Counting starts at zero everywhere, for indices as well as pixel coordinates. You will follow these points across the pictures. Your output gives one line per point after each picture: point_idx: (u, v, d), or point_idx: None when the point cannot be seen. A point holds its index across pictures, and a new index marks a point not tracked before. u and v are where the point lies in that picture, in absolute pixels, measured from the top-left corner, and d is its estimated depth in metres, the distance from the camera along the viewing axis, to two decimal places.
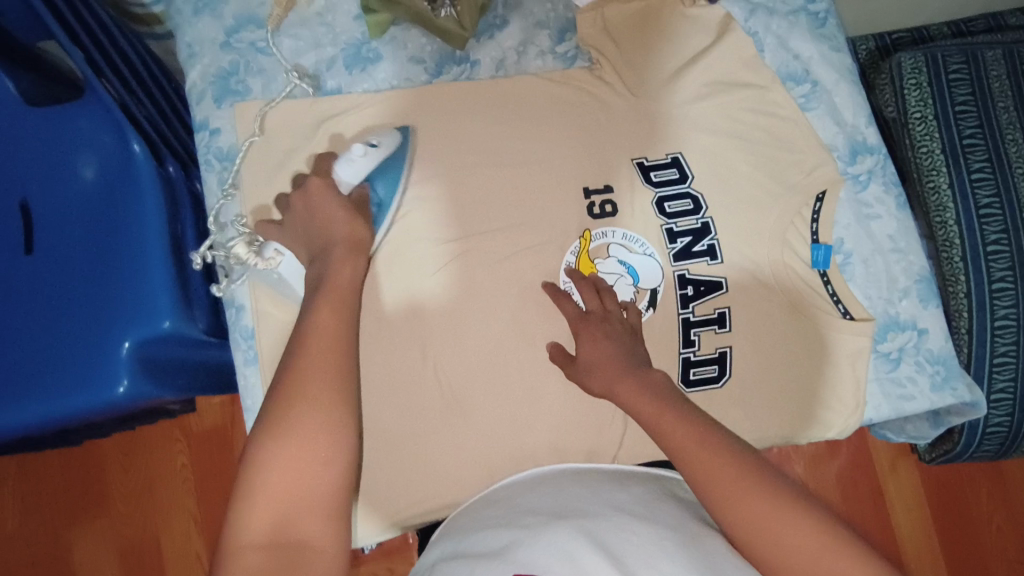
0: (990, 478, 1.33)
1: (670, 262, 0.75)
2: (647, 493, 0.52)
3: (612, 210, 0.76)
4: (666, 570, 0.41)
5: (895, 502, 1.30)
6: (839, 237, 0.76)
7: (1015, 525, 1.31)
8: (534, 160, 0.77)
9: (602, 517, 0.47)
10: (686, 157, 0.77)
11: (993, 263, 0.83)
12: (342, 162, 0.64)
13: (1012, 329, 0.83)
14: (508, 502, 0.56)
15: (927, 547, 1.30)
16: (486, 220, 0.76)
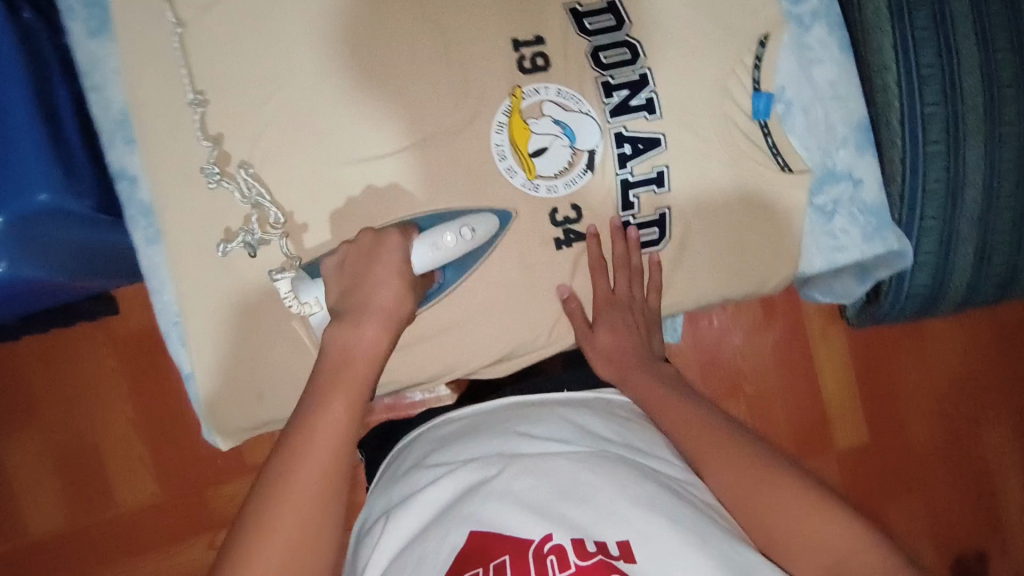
0: (910, 338, 1.43)
1: (606, 119, 0.70)
2: (594, 430, 0.57)
3: (544, 64, 0.69)
4: (625, 514, 0.46)
5: (825, 366, 1.39)
6: (781, 86, 0.72)
7: (929, 380, 1.44)
8: (459, 10, 0.68)
9: (558, 465, 0.51)
10: (622, 2, 0.70)
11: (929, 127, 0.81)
12: (427, 242, 0.61)
13: (941, 192, 0.82)
14: (451, 437, 0.60)
15: (851, 404, 1.40)
16: (407, 79, 0.68)
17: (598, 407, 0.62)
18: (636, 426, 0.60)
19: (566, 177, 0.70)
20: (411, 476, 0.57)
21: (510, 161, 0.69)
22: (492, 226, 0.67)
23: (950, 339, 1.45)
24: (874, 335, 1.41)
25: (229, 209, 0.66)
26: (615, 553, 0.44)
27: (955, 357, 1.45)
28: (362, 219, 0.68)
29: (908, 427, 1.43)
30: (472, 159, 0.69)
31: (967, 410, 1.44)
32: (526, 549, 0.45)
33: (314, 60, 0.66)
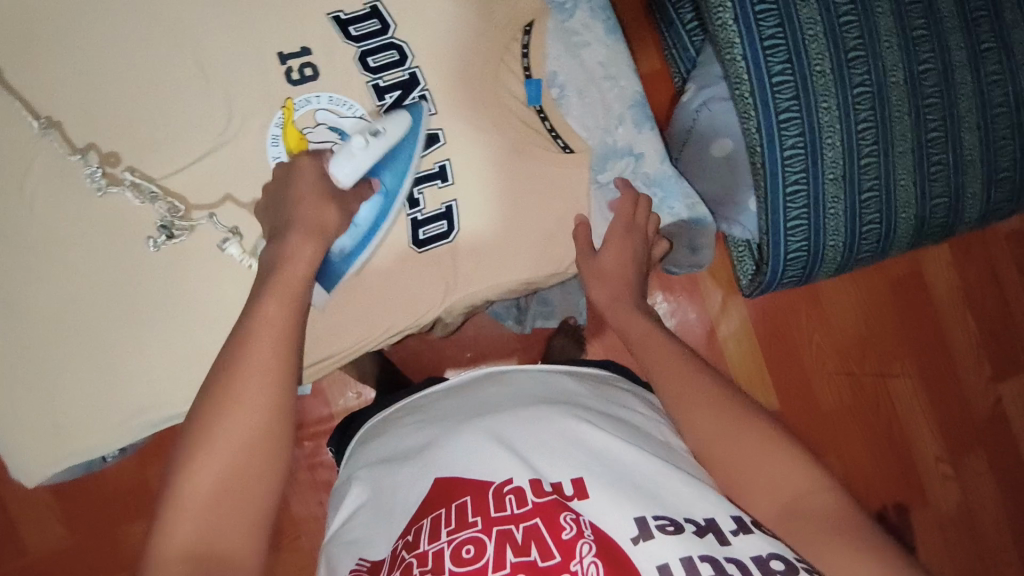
0: (804, 300, 1.36)
1: (382, 121, 0.72)
2: (569, 392, 0.67)
3: (313, 74, 0.70)
4: (578, 461, 0.56)
5: (726, 341, 1.35)
6: (553, 72, 0.75)
7: (830, 340, 1.37)
8: (219, 29, 0.69)
9: (527, 417, 0.61)
10: (385, 5, 0.71)
11: (779, 95, 0.95)
12: (342, 158, 0.63)
13: (799, 151, 0.97)
14: (439, 404, 0.70)
15: (756, 376, 1.35)
16: (177, 100, 0.69)
17: (576, 378, 0.72)
18: (606, 390, 0.70)
19: None
20: (395, 435, 0.67)
21: None
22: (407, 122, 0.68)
23: (846, 294, 1.37)
24: (773, 300, 1.35)
25: (114, 222, 0.68)
26: (569, 492, 0.54)
27: (854, 314, 1.37)
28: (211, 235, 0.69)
29: (816, 392, 1.36)
30: (252, 172, 0.70)
31: (872, 365, 1.37)
32: (490, 491, 0.54)
33: (82, 94, 0.67)
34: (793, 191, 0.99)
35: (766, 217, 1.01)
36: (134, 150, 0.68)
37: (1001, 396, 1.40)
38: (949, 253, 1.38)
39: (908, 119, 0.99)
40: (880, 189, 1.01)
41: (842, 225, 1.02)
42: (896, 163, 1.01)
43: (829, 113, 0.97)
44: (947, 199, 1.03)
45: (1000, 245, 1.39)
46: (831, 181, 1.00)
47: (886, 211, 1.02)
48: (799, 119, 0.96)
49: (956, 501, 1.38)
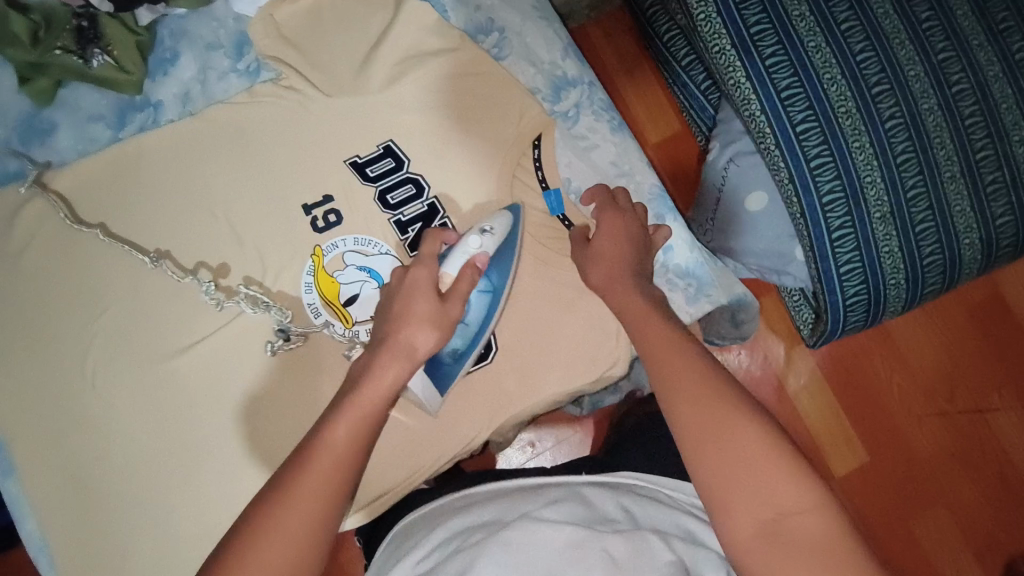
0: (875, 340, 1.27)
1: (407, 254, 0.74)
2: (612, 505, 0.56)
3: (337, 219, 0.73)
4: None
5: (802, 398, 1.26)
6: (569, 178, 0.76)
7: (913, 380, 1.26)
8: (246, 190, 0.73)
9: (564, 535, 0.48)
10: (398, 143, 0.75)
11: (808, 144, 0.88)
12: (458, 250, 0.65)
13: (840, 197, 0.90)
14: (477, 511, 0.59)
15: (839, 429, 1.25)
16: (217, 261, 0.73)
17: (637, 491, 0.60)
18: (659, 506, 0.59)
19: None
20: (422, 548, 0.56)
21: (325, 315, 0.72)
22: (512, 219, 0.70)
23: (920, 328, 1.27)
24: (840, 345, 1.27)
25: (169, 386, 0.71)
26: None
27: (933, 348, 1.27)
28: (261, 386, 0.72)
29: (907, 436, 1.25)
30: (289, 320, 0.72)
31: (966, 401, 1.25)
32: None
33: (130, 271, 0.72)
34: (840, 236, 0.91)
35: (817, 266, 0.94)
36: (220, 282, 0.72)
37: None
38: None
39: (951, 143, 0.92)
40: (936, 219, 0.93)
41: (901, 260, 0.93)
42: (948, 190, 0.93)
43: (864, 152, 0.90)
44: (1013, 215, 0.95)
45: None
46: (879, 219, 0.92)
47: (947, 241, 0.94)
48: (833, 164, 0.89)
49: None
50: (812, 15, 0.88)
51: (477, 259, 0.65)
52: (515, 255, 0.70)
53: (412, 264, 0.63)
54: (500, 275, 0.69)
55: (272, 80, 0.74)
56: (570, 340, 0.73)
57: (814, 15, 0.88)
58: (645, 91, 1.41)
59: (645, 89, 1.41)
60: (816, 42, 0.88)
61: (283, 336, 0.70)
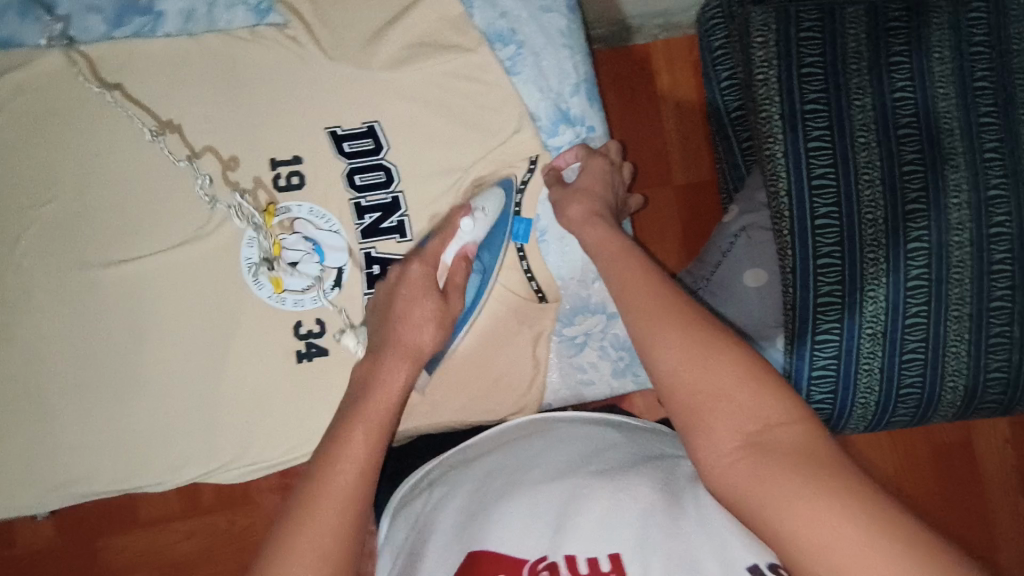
0: None
1: (357, 239, 0.72)
2: (615, 442, 0.51)
3: (299, 183, 0.72)
4: (606, 528, 0.39)
5: None
6: (541, 214, 0.73)
7: None
8: (222, 127, 0.72)
9: (567, 479, 0.44)
10: (382, 126, 0.72)
11: (822, 238, 0.78)
12: (454, 246, 0.63)
13: (835, 304, 0.78)
14: (492, 452, 0.54)
15: None
16: (228, 154, 0.71)
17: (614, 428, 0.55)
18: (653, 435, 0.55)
19: (313, 291, 0.72)
20: (438, 493, 0.51)
21: (258, 273, 0.71)
22: (504, 200, 0.69)
23: None
24: None
25: (91, 294, 0.71)
26: (606, 569, 0.37)
27: None
28: (177, 321, 0.71)
29: None
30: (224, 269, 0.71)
31: None
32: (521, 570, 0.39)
33: (86, 171, 0.71)
34: (824, 342, 0.79)
35: (786, 365, 0.81)
36: (226, 175, 0.71)
37: None
38: None
39: (970, 282, 0.77)
40: (928, 359, 0.79)
41: (878, 389, 0.81)
42: (951, 330, 0.78)
43: (876, 266, 0.77)
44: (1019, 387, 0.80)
45: None
46: (868, 336, 0.79)
47: (930, 382, 0.80)
48: (838, 267, 0.78)
49: None
50: (873, 110, 0.78)
51: (467, 249, 0.64)
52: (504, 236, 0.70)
53: (410, 262, 0.60)
54: (493, 254, 0.69)
55: (278, 26, 0.72)
56: (488, 373, 0.73)
57: (878, 111, 0.78)
58: (687, 125, 1.24)
59: (687, 123, 1.24)
60: (866, 138, 0.78)
61: (268, 264, 0.71)
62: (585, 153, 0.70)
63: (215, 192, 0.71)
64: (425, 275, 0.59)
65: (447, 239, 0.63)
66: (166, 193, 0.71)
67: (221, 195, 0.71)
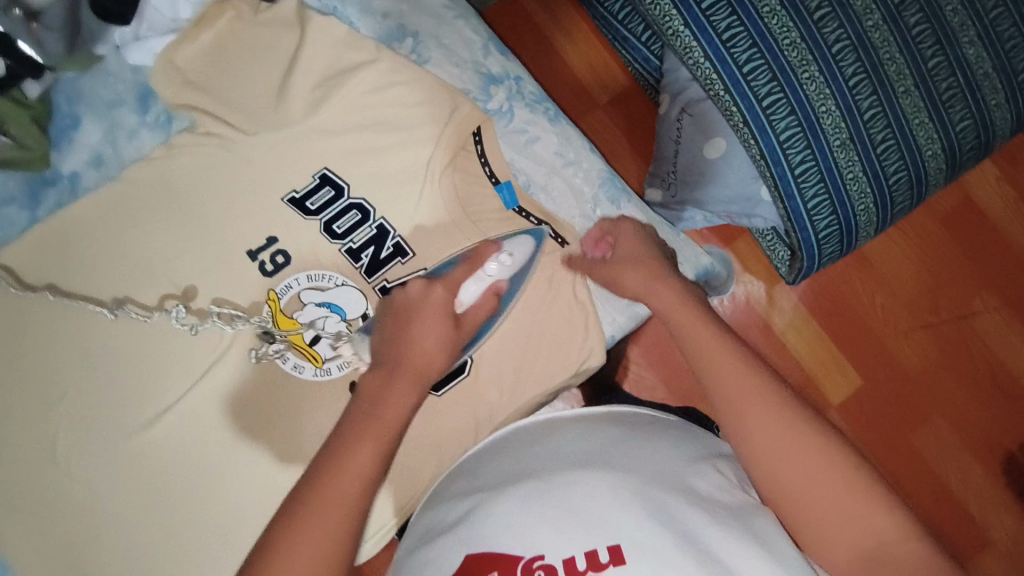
0: (854, 264, 1.26)
1: (366, 280, 0.72)
2: (611, 433, 0.56)
3: (286, 259, 0.71)
4: (619, 520, 0.44)
5: (791, 335, 1.25)
6: (517, 172, 0.75)
7: (894, 298, 1.26)
8: (185, 244, 0.70)
9: (567, 475, 0.49)
10: (333, 169, 0.72)
11: (756, 83, 0.83)
12: (472, 280, 0.63)
13: (799, 133, 0.85)
14: (490, 462, 0.58)
15: (832, 360, 1.25)
16: (182, 287, 0.70)
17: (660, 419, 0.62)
18: (656, 425, 0.59)
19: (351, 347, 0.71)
20: (443, 502, 0.56)
21: (293, 358, 0.70)
22: (533, 245, 0.68)
23: (896, 247, 1.27)
24: (820, 278, 1.26)
25: (144, 459, 0.69)
26: (605, 560, 0.42)
27: (910, 264, 1.26)
28: (240, 438, 0.70)
29: (896, 352, 1.25)
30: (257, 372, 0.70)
31: (948, 310, 1.25)
32: (516, 564, 0.43)
33: (78, 350, 0.69)
34: (804, 170, 0.87)
35: (784, 205, 0.89)
36: (189, 305, 0.70)
37: None
38: (992, 169, 1.27)
39: (901, 57, 0.88)
40: (897, 137, 0.89)
41: (868, 184, 0.90)
42: (903, 105, 0.89)
43: (815, 83, 0.85)
44: (971, 118, 0.92)
45: None
46: (840, 147, 0.87)
47: (908, 155, 0.91)
48: (785, 100, 0.84)
49: None
50: None
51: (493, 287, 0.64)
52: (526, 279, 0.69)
53: (435, 281, 0.62)
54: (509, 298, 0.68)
55: (189, 128, 0.71)
56: (545, 336, 0.73)
57: None
58: (587, 50, 1.25)
59: (583, 44, 1.25)
60: None
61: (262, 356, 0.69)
62: (614, 220, 0.71)
63: (190, 321, 0.69)
64: (445, 299, 0.61)
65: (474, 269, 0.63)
66: (165, 331, 0.70)
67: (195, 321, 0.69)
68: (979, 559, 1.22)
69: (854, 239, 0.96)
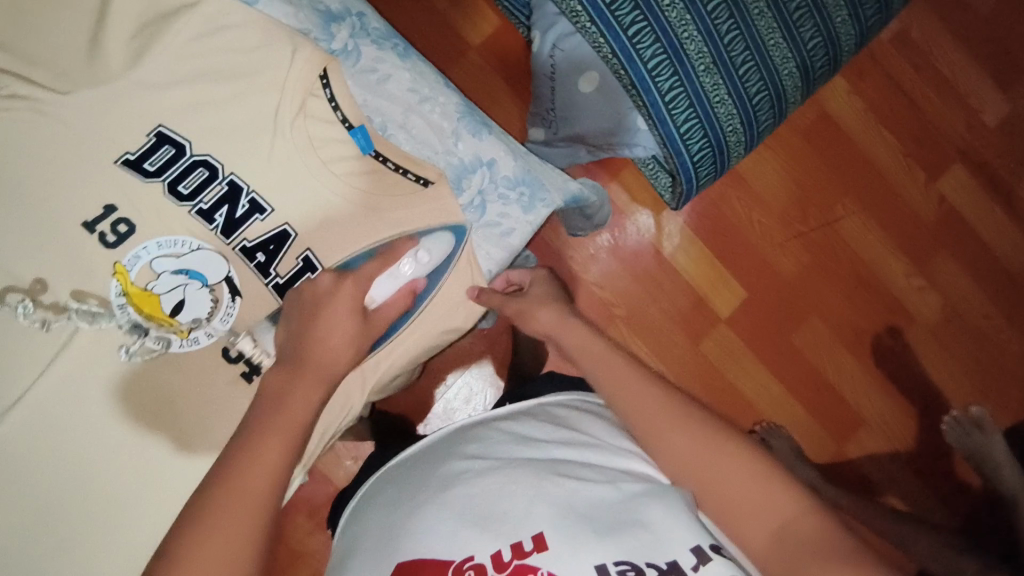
0: (730, 185, 1.33)
1: (223, 242, 0.68)
2: (528, 434, 0.67)
3: (129, 227, 0.66)
4: (544, 514, 0.55)
5: (678, 257, 1.31)
6: (370, 114, 0.73)
7: (768, 213, 1.34)
8: (7, 224, 0.63)
9: (496, 477, 0.59)
10: (169, 126, 0.66)
11: (618, 12, 0.87)
12: (384, 277, 0.69)
13: (666, 60, 0.90)
14: (418, 468, 0.67)
15: (718, 276, 1.32)
16: (29, 280, 0.63)
17: (575, 406, 0.76)
18: (568, 420, 0.71)
19: (217, 314, 0.68)
20: (375, 511, 0.64)
21: (153, 331, 0.67)
22: (451, 246, 0.72)
23: (766, 165, 1.34)
24: (701, 201, 1.31)
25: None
26: (529, 548, 0.52)
27: (779, 179, 1.34)
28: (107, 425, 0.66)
29: (775, 264, 1.34)
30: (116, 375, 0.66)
31: (816, 220, 1.35)
32: (448, 567, 0.52)
33: None
34: (673, 97, 0.92)
35: (658, 131, 0.93)
36: (41, 301, 0.63)
37: (943, 191, 1.39)
38: (844, 83, 1.35)
39: None
40: (755, 59, 0.95)
41: (735, 106, 0.96)
42: (759, 27, 0.95)
43: (676, 9, 0.90)
44: (821, 37, 0.99)
45: (887, 51, 1.37)
46: (704, 71, 0.92)
47: (768, 75, 0.97)
48: (649, 28, 0.88)
49: (938, 310, 1.38)
50: None
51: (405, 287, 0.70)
52: (443, 279, 0.73)
53: (344, 277, 0.66)
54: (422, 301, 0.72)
55: None
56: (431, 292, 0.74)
57: None
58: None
59: None
60: None
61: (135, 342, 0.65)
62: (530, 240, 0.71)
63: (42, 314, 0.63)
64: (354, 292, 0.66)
65: (385, 265, 0.69)
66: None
67: (48, 316, 0.63)
68: (856, 437, 1.36)
69: (727, 162, 1.02)
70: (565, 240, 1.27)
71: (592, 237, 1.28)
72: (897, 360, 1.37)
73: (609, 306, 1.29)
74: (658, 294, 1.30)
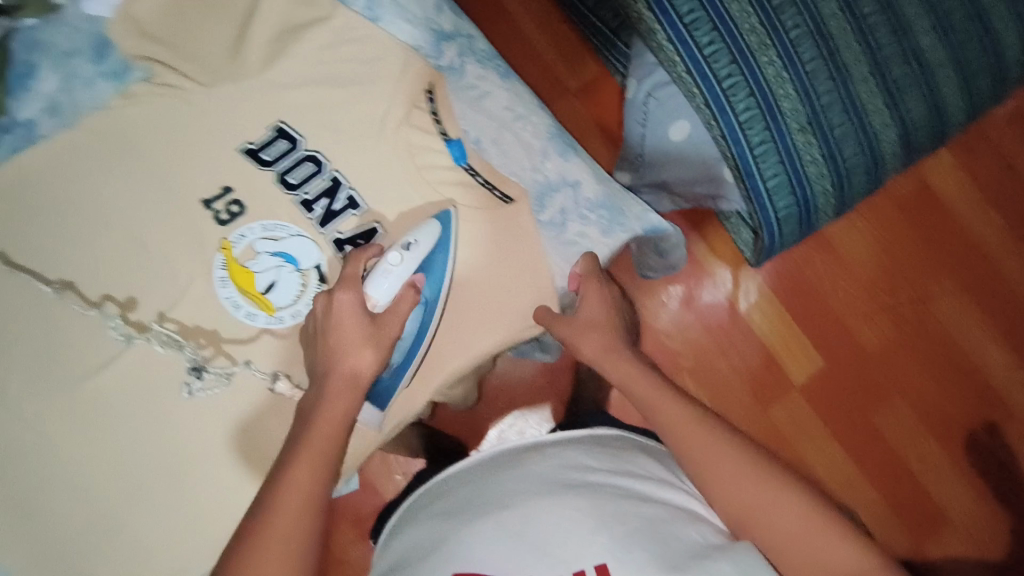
0: (816, 250, 1.29)
1: (319, 231, 0.73)
2: (583, 461, 0.63)
3: (240, 208, 0.72)
4: (606, 550, 0.51)
5: (754, 315, 1.27)
6: (467, 128, 0.77)
7: (855, 281, 1.28)
8: (142, 194, 0.71)
9: (554, 503, 0.56)
10: (288, 122, 0.73)
11: (717, 65, 0.88)
12: (377, 273, 0.67)
13: (759, 115, 0.90)
14: (470, 484, 0.65)
15: (795, 341, 1.27)
16: (125, 296, 0.71)
17: (629, 441, 0.72)
18: (625, 451, 0.67)
19: (303, 298, 0.73)
20: (423, 523, 0.62)
21: (246, 307, 0.72)
22: (438, 229, 0.71)
23: (856, 233, 1.29)
24: (783, 262, 1.28)
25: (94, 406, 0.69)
26: None
27: (870, 248, 1.29)
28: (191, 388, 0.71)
29: (858, 335, 1.28)
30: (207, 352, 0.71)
31: (906, 294, 1.28)
32: None
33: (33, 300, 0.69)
34: (763, 152, 0.91)
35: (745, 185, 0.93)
36: (165, 244, 0.71)
37: None
38: (950, 157, 1.30)
39: (857, 44, 0.93)
40: (854, 122, 0.94)
41: (828, 169, 0.94)
42: (861, 90, 0.93)
43: (774, 66, 0.89)
44: (926, 107, 0.96)
45: (1002, 131, 1.31)
46: (799, 130, 0.92)
47: (868, 141, 0.95)
48: (744, 82, 0.89)
49: None
50: None
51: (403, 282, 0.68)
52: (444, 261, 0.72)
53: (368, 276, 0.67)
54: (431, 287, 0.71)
55: (143, 79, 0.72)
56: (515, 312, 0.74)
57: None
58: (559, 35, 1.26)
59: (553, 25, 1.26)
60: None
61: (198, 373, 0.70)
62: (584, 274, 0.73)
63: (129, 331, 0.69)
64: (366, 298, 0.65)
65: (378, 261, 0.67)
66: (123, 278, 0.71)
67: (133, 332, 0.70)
68: (938, 536, 1.24)
69: (812, 224, 1.00)
70: (638, 284, 1.26)
71: (666, 285, 1.27)
72: (992, 459, 1.25)
73: (678, 357, 1.27)
74: (729, 350, 1.27)
